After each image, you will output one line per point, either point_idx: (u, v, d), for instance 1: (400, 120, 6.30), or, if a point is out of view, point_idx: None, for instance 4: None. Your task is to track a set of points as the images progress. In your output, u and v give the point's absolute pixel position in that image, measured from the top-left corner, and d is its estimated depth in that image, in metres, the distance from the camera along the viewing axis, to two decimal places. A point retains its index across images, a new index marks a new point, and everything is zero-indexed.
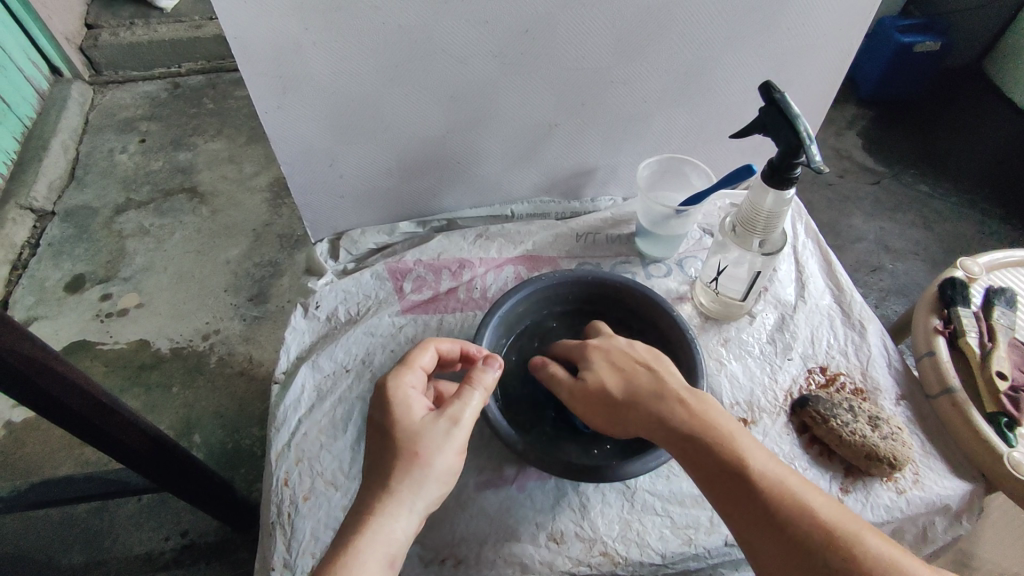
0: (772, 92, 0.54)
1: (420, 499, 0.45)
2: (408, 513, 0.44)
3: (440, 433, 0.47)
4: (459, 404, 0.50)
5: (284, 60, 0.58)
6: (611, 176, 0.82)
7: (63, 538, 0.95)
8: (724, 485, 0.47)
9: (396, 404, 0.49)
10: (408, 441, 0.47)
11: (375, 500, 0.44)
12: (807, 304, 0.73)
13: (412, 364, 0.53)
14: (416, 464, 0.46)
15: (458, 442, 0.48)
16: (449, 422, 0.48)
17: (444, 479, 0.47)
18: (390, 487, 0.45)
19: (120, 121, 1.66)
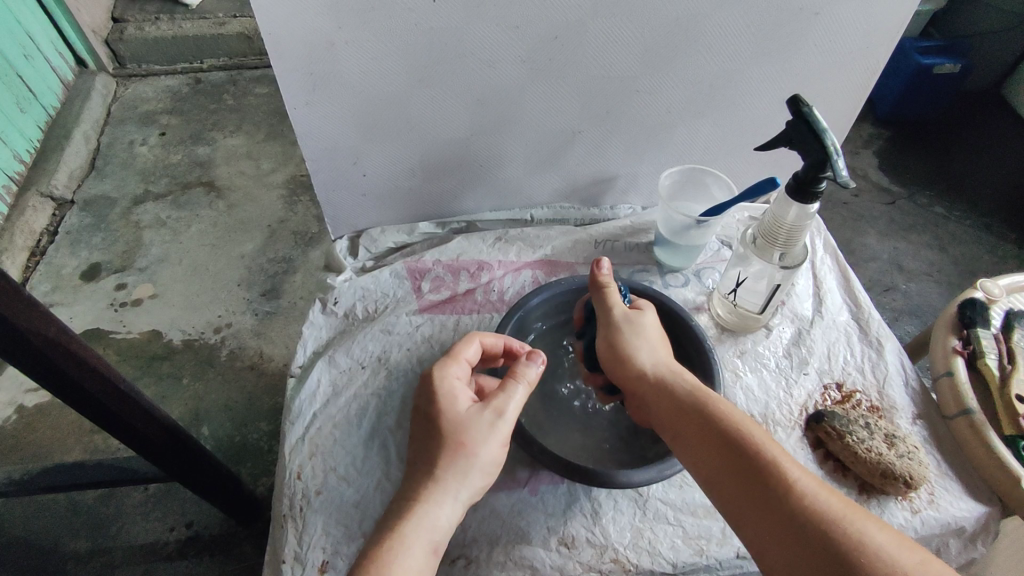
0: (800, 105, 0.55)
1: (464, 489, 0.48)
2: (452, 502, 0.47)
3: (485, 426, 0.49)
4: (504, 397, 0.51)
5: (317, 57, 0.59)
6: (631, 184, 0.82)
7: (69, 524, 0.96)
8: (731, 452, 0.48)
9: (443, 394, 0.51)
10: (454, 432, 0.49)
11: (421, 488, 0.47)
12: (824, 320, 0.73)
13: (457, 356, 0.55)
14: (461, 455, 0.48)
15: (501, 435, 0.50)
16: (493, 414, 0.50)
17: (486, 470, 0.49)
18: (436, 475, 0.47)
19: (141, 114, 1.68)
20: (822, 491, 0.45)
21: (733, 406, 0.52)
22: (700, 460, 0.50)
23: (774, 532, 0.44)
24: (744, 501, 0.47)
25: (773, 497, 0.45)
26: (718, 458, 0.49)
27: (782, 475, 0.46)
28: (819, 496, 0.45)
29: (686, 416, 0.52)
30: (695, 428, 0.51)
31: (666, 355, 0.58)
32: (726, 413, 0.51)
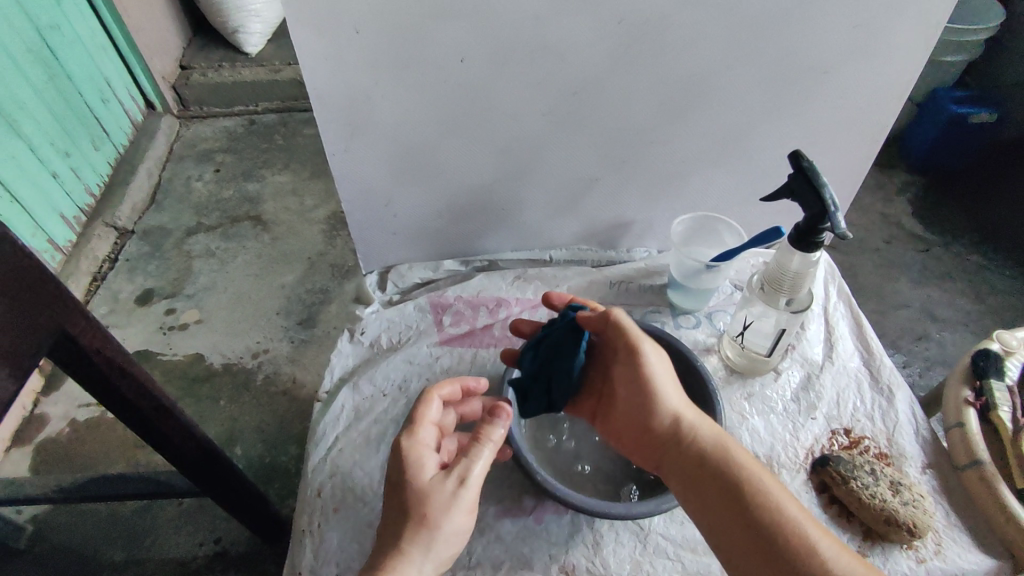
0: (800, 159, 0.57)
1: (428, 560, 0.50)
2: (417, 574, 0.50)
3: (448, 494, 0.52)
4: (467, 465, 0.54)
5: (354, 108, 0.66)
6: (647, 229, 0.86)
7: (109, 534, 1.01)
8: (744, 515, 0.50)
9: (409, 461, 0.53)
10: (420, 504, 0.51)
11: (387, 561, 0.49)
12: (834, 365, 0.73)
13: (422, 420, 0.56)
14: (427, 526, 0.51)
15: (466, 502, 0.52)
16: (457, 484, 0.53)
17: (451, 539, 0.52)
18: (401, 547, 0.50)
19: (200, 153, 1.82)
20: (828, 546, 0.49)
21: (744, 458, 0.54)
22: (709, 508, 0.52)
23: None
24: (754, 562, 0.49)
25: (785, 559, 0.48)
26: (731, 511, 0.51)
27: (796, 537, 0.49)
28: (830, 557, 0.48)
29: (699, 465, 0.54)
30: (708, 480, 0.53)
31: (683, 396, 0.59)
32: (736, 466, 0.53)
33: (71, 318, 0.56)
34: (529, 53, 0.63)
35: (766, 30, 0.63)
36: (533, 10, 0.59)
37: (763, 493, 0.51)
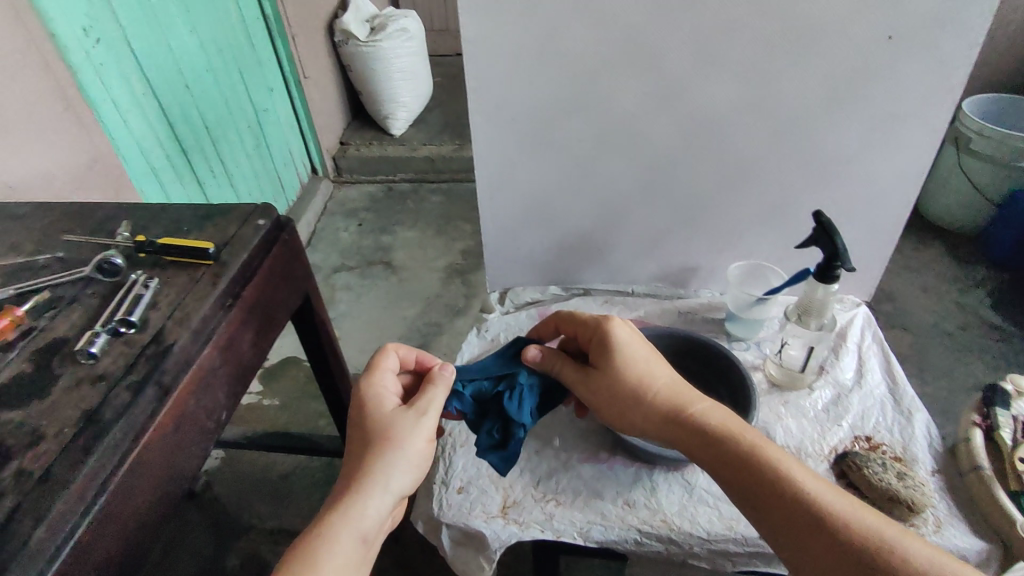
0: (820, 217, 0.79)
1: (395, 477, 0.61)
2: (382, 493, 0.60)
3: (410, 422, 0.65)
4: (423, 400, 0.68)
5: (502, 170, 0.96)
6: (711, 275, 1.08)
7: (260, 491, 1.34)
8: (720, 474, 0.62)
9: (375, 399, 0.68)
10: (387, 428, 0.64)
11: (359, 478, 0.60)
12: (862, 389, 0.89)
13: (382, 372, 0.72)
14: (389, 447, 0.62)
15: (424, 429, 0.66)
16: (416, 413, 0.67)
17: (414, 461, 0.63)
18: (371, 462, 0.61)
19: (347, 210, 2.25)
20: (792, 471, 0.60)
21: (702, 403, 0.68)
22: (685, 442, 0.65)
23: (772, 535, 0.58)
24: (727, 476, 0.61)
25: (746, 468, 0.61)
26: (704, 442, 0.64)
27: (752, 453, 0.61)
28: (792, 488, 0.58)
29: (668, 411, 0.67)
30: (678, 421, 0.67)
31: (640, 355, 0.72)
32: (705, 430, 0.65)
33: (311, 288, 0.85)
34: (626, 138, 0.90)
35: (800, 130, 0.86)
36: (631, 111, 0.87)
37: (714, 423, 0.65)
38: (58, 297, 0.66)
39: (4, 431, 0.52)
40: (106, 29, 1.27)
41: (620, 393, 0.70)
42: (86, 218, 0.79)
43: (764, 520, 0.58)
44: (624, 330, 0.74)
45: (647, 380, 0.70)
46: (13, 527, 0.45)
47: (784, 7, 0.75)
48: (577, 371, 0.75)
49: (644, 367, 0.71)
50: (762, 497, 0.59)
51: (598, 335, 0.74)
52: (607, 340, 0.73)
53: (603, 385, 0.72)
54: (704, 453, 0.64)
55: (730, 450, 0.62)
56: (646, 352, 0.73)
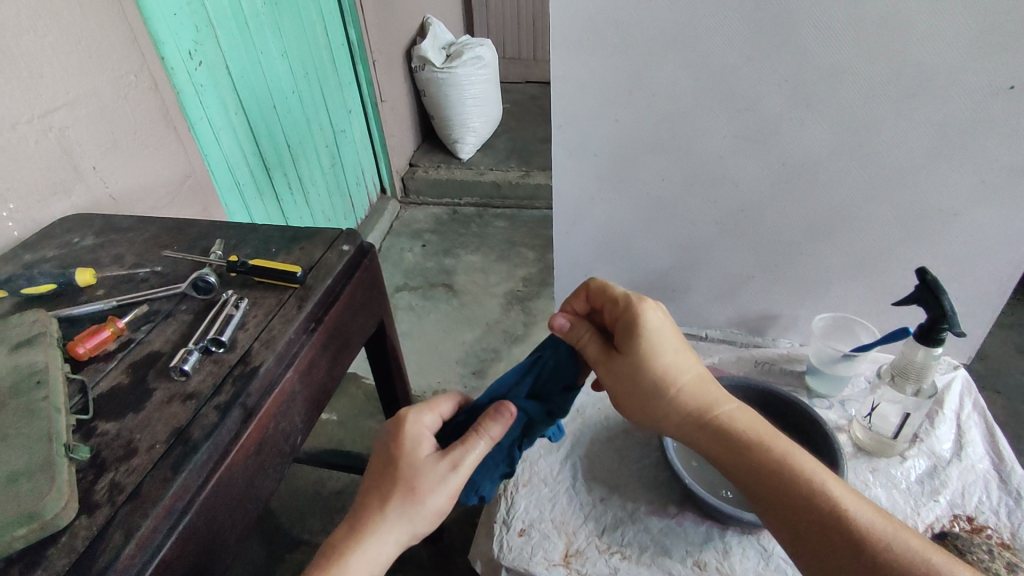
0: (925, 275, 0.72)
1: (404, 529, 0.57)
2: (391, 542, 0.57)
3: (437, 477, 0.59)
4: (461, 450, 0.61)
5: (580, 204, 0.96)
6: (792, 324, 1.03)
7: (314, 505, 1.35)
8: (745, 480, 0.60)
9: (411, 438, 0.61)
10: (410, 481, 0.58)
11: (371, 524, 0.57)
12: (962, 462, 0.82)
13: (432, 409, 0.66)
14: (410, 500, 0.57)
15: (450, 487, 0.59)
16: (448, 466, 0.59)
17: (430, 516, 0.59)
18: (387, 511, 0.57)
19: (412, 231, 2.29)
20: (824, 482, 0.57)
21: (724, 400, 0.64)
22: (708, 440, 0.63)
23: (801, 551, 0.55)
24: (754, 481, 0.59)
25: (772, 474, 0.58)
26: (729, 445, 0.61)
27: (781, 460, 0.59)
28: (827, 505, 0.55)
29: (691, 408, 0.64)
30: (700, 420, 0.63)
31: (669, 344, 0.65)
32: (733, 434, 0.61)
33: (385, 314, 0.86)
34: (712, 180, 0.88)
35: (902, 181, 0.81)
36: (719, 153, 0.85)
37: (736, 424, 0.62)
38: (155, 311, 0.69)
39: (101, 441, 0.54)
40: (209, 54, 1.35)
41: (643, 386, 0.64)
42: (182, 234, 0.83)
43: (789, 529, 0.56)
44: (655, 315, 0.65)
45: (674, 375, 0.64)
46: (107, 540, 0.46)
47: (894, 52, 0.71)
48: (599, 352, 0.68)
49: (669, 360, 0.64)
50: (789, 509, 0.56)
51: (623, 319, 0.65)
52: (633, 325, 0.64)
53: (625, 374, 0.64)
54: (729, 458, 0.61)
55: (759, 457, 0.59)
56: (675, 341, 0.65)
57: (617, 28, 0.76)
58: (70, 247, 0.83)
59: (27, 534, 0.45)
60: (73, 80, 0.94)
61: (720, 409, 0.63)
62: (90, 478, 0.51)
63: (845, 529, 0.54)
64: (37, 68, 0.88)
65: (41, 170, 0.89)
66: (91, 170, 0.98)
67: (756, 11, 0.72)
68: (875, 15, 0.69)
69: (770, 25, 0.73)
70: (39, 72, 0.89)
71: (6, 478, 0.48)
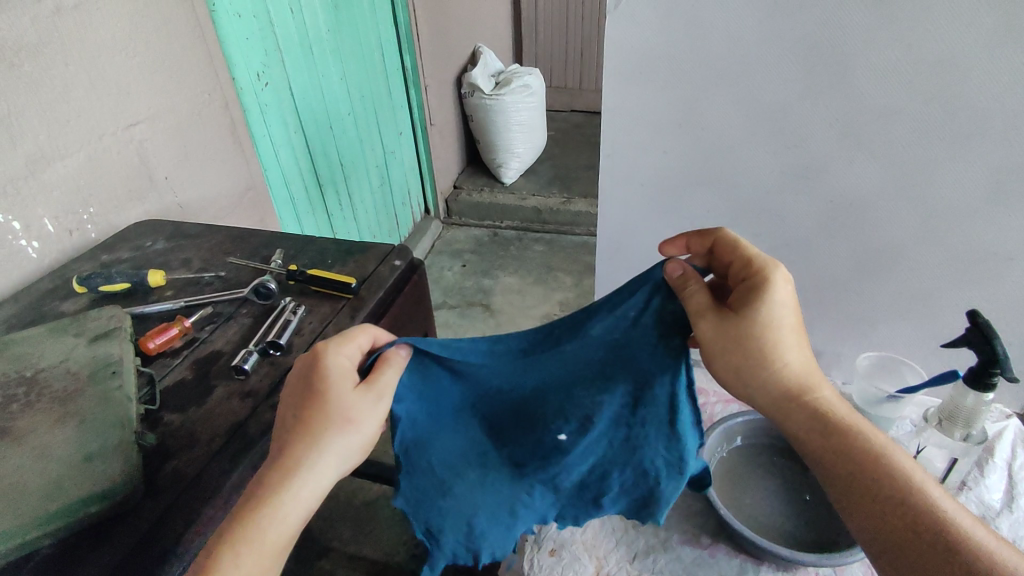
0: (977, 318, 0.70)
1: (347, 454, 0.52)
2: (329, 472, 0.51)
3: (366, 406, 0.54)
4: (382, 381, 0.56)
5: (624, 232, 0.98)
6: (835, 361, 1.02)
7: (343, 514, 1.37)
8: (834, 467, 0.55)
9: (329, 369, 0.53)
10: (342, 401, 0.53)
11: (293, 455, 0.50)
12: (1013, 515, 0.79)
13: (349, 339, 0.56)
14: (349, 429, 0.52)
15: (379, 415, 0.55)
16: (373, 397, 0.55)
17: (359, 446, 0.54)
18: (320, 438, 0.51)
19: (453, 251, 2.34)
20: (930, 485, 0.52)
21: (828, 384, 0.58)
22: (803, 425, 0.57)
23: (886, 557, 0.51)
24: (845, 472, 0.54)
25: (868, 468, 0.53)
26: (824, 429, 0.56)
27: (888, 455, 0.54)
28: (928, 513, 0.50)
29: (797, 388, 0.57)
30: (803, 404, 0.57)
31: (793, 319, 0.56)
32: (829, 418, 0.56)
33: (430, 329, 0.89)
34: (758, 214, 0.88)
35: (955, 222, 0.80)
36: (766, 187, 0.86)
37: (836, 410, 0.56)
38: (218, 313, 0.73)
39: (166, 431, 0.57)
40: (275, 76, 1.43)
41: (756, 347, 0.55)
42: (245, 242, 0.88)
43: (877, 532, 0.52)
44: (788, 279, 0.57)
45: (784, 352, 0.56)
46: (169, 523, 0.50)
47: (947, 95, 0.72)
48: (707, 305, 0.57)
49: (786, 336, 0.56)
50: (883, 511, 0.52)
51: (752, 275, 0.56)
52: (764, 283, 0.55)
53: (741, 333, 0.55)
54: (820, 443, 0.56)
55: (865, 449, 0.54)
56: (799, 312, 0.57)
57: (668, 63, 0.79)
58: (143, 250, 0.89)
59: (97, 512, 0.48)
60: (155, 97, 1.02)
61: (819, 392, 0.57)
62: (154, 465, 0.54)
63: (948, 535, 0.49)
64: (125, 85, 0.96)
65: (121, 177, 0.96)
66: (163, 180, 1.05)
67: (809, 51, 0.74)
68: (930, 58, 0.70)
69: (823, 64, 0.74)
70: (127, 88, 0.96)
71: (82, 457, 0.52)
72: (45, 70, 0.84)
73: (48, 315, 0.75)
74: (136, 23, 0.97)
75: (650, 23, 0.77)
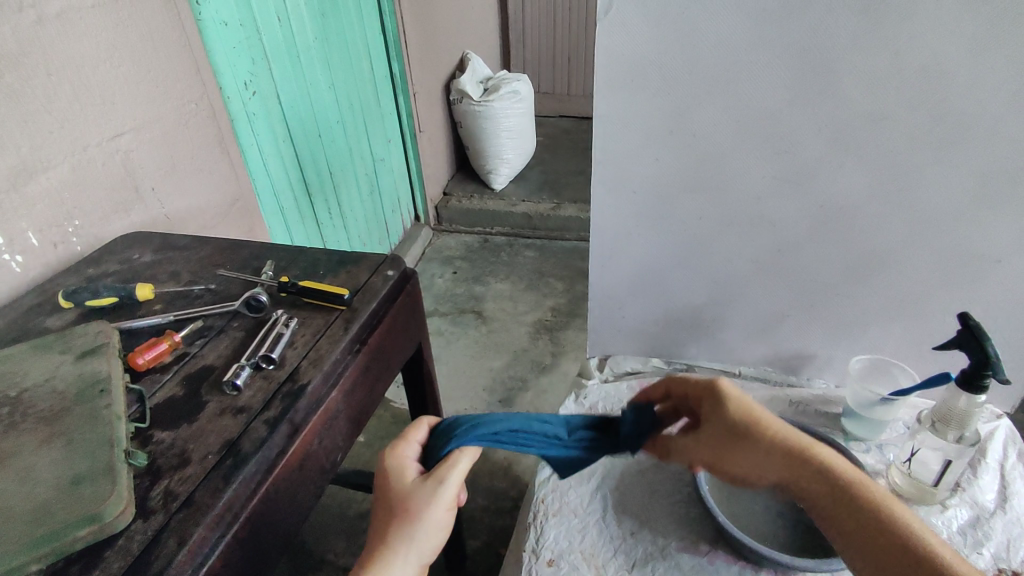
0: (967, 319, 0.72)
1: (416, 550, 0.58)
2: (405, 557, 0.58)
3: (427, 494, 0.60)
4: (447, 465, 0.62)
5: (616, 239, 0.98)
6: (827, 364, 1.02)
7: (336, 525, 1.36)
8: (849, 519, 0.62)
9: (395, 471, 0.65)
10: (403, 495, 0.61)
11: (377, 551, 0.58)
12: (1006, 514, 0.80)
13: (408, 439, 0.69)
14: (407, 520, 0.58)
15: (442, 499, 0.60)
16: (434, 480, 0.61)
17: (432, 534, 0.59)
18: (388, 540, 0.58)
19: (444, 257, 2.34)
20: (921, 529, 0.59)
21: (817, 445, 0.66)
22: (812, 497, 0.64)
23: None
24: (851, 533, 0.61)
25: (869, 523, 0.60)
26: (824, 493, 0.63)
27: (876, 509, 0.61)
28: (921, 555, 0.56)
29: (787, 460, 0.65)
30: (804, 477, 0.64)
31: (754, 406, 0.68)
32: (821, 479, 0.64)
33: (424, 339, 0.88)
34: (749, 220, 0.89)
35: (944, 225, 0.81)
36: (757, 193, 0.86)
37: (825, 472, 0.64)
38: (208, 327, 0.72)
39: (156, 450, 0.56)
40: (262, 84, 1.42)
41: (744, 438, 0.66)
42: (235, 254, 0.87)
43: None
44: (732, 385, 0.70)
45: (765, 426, 0.66)
46: (160, 545, 0.48)
47: (934, 99, 0.73)
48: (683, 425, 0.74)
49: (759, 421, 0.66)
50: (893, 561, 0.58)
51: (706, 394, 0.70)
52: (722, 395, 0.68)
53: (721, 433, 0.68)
54: (833, 500, 0.63)
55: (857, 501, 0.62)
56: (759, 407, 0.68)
57: (659, 70, 0.79)
58: (130, 263, 0.87)
59: (87, 536, 0.47)
60: (141, 108, 1.01)
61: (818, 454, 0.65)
62: (144, 485, 0.53)
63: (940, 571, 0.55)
64: (110, 95, 0.95)
65: (107, 189, 0.95)
66: (149, 191, 1.03)
67: (797, 57, 0.74)
68: (916, 63, 0.71)
69: (811, 71, 0.74)
70: (112, 99, 0.95)
71: (70, 480, 0.50)
72: (26, 81, 0.82)
73: (32, 331, 0.73)
74: (121, 33, 0.96)
75: (639, 31, 0.77)
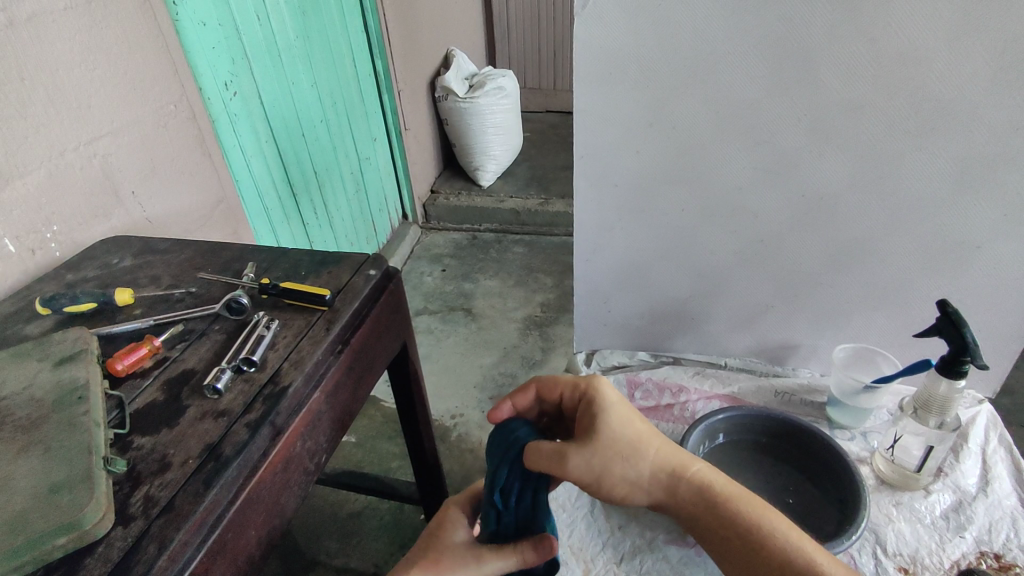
0: (945, 306, 0.73)
1: None
2: None
3: (462, 563, 0.65)
4: (491, 552, 0.65)
5: (600, 233, 0.98)
6: (812, 354, 1.03)
7: (329, 527, 1.35)
8: (713, 535, 0.61)
9: (452, 523, 0.71)
10: (442, 552, 0.67)
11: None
12: (988, 498, 0.81)
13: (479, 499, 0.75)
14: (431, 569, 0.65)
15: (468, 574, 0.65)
16: (472, 560, 0.65)
17: None
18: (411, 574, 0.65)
19: (433, 255, 2.33)
20: (795, 536, 0.60)
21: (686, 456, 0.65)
22: (684, 506, 0.63)
23: None
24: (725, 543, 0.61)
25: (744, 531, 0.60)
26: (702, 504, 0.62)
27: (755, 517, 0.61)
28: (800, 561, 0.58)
29: (664, 474, 0.63)
30: (684, 488, 0.63)
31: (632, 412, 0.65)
32: (701, 492, 0.62)
33: (408, 337, 0.88)
34: (731, 212, 0.89)
35: (923, 213, 0.82)
36: (739, 184, 0.86)
37: (701, 482, 0.63)
38: (189, 331, 0.72)
39: (136, 456, 0.56)
40: (243, 84, 1.40)
41: (626, 447, 0.62)
42: (217, 257, 0.86)
43: None
44: (612, 390, 0.66)
45: (645, 437, 0.63)
46: (139, 552, 0.48)
47: (909, 89, 0.73)
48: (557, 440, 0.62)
49: (638, 430, 0.63)
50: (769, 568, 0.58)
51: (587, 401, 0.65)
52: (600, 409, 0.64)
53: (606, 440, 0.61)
54: (704, 519, 0.62)
55: (731, 512, 0.61)
56: (636, 411, 0.65)
57: (637, 64, 0.79)
58: (109, 268, 0.87)
59: (66, 544, 0.47)
60: (118, 111, 1.00)
61: (690, 472, 0.63)
62: (125, 492, 0.53)
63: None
64: (86, 98, 0.93)
65: (86, 194, 0.94)
66: (130, 195, 1.02)
67: (775, 49, 0.74)
68: (892, 53, 0.71)
69: (788, 62, 0.75)
70: (88, 102, 0.94)
71: (48, 489, 0.50)
72: None
73: (10, 340, 0.72)
74: (96, 35, 0.95)
75: (617, 25, 0.77)
